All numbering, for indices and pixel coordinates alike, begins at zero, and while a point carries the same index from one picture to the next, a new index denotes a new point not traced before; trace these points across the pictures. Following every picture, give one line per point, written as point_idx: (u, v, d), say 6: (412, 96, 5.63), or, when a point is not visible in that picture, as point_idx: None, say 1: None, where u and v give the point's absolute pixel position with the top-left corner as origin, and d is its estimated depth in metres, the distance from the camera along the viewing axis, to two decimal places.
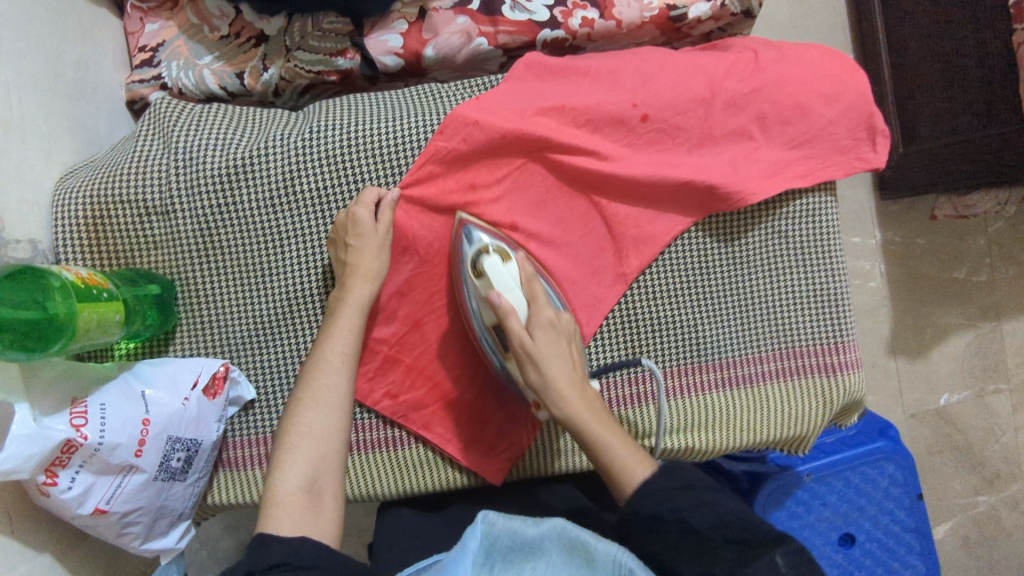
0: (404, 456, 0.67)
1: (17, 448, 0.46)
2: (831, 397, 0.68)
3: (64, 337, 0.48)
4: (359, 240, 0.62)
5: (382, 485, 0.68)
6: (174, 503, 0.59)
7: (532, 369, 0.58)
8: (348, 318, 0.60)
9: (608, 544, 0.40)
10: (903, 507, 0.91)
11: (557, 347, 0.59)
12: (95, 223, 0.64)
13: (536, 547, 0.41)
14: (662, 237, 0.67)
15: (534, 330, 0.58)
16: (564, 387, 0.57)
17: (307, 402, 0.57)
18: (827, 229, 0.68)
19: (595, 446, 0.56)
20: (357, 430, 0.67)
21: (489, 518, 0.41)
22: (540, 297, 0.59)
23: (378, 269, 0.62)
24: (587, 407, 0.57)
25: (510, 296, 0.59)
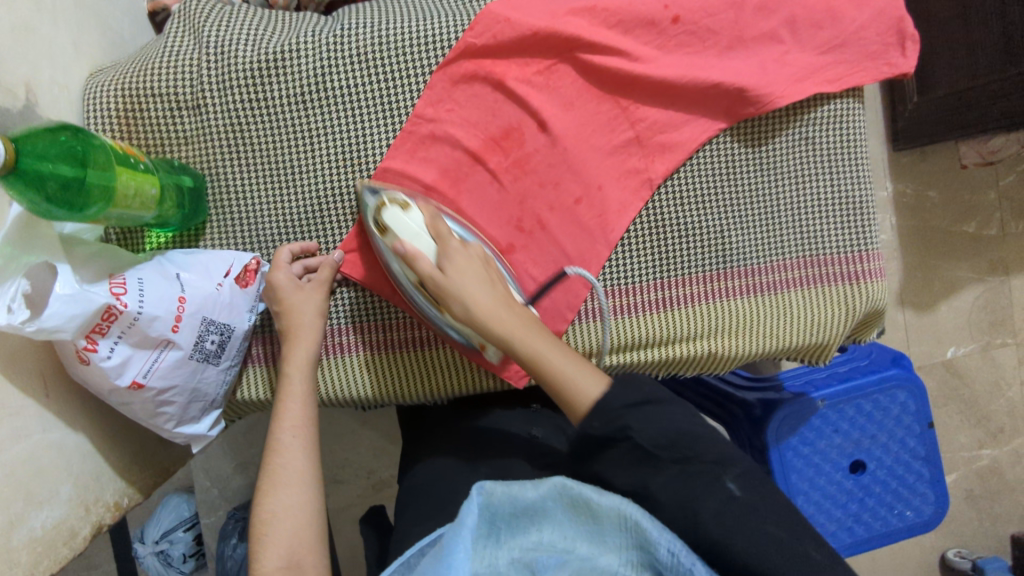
0: (397, 361, 0.68)
1: (60, 307, 0.47)
2: (854, 304, 0.69)
3: (104, 202, 0.49)
4: (285, 305, 0.61)
5: (373, 389, 0.68)
6: (208, 388, 0.59)
7: (451, 297, 0.56)
8: (296, 389, 0.59)
9: (608, 497, 0.43)
10: (913, 435, 0.93)
11: (475, 271, 0.57)
12: (127, 116, 0.64)
13: (538, 509, 0.45)
14: (690, 141, 0.67)
15: (444, 265, 0.57)
16: (485, 308, 0.56)
17: (270, 488, 0.53)
18: (854, 136, 0.69)
19: (543, 369, 0.54)
20: (331, 333, 0.67)
21: (487, 489, 0.44)
22: (447, 233, 0.58)
23: (316, 321, 0.62)
24: (524, 327, 0.55)
25: (415, 241, 0.57)
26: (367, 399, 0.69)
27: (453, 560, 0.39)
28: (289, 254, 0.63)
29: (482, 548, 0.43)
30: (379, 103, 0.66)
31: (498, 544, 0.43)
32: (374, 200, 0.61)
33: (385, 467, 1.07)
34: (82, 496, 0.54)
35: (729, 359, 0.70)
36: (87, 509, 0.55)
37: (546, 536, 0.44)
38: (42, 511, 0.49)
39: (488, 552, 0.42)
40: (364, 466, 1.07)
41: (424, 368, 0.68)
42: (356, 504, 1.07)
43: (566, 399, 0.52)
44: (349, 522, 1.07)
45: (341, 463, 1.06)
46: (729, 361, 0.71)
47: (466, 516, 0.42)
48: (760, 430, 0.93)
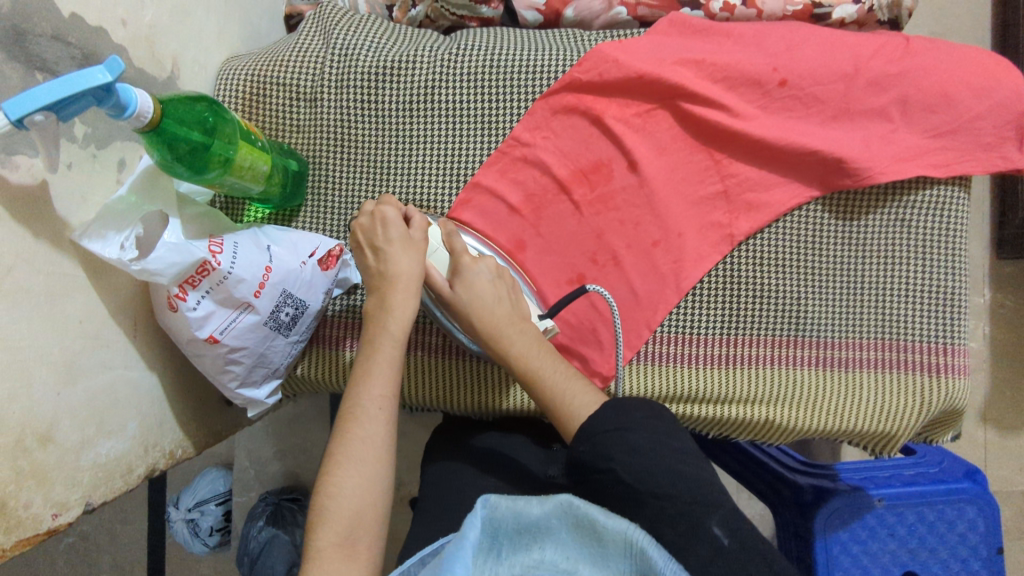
0: (443, 368, 0.70)
1: (165, 252, 0.51)
2: (930, 397, 0.66)
3: (222, 168, 0.53)
4: (388, 245, 0.59)
5: (416, 389, 0.71)
6: (273, 357, 0.62)
7: (461, 314, 0.60)
8: (385, 352, 0.55)
9: (616, 520, 0.39)
10: (977, 557, 0.86)
11: (487, 289, 0.60)
12: (251, 99, 0.70)
13: (542, 527, 0.40)
14: (778, 204, 0.67)
15: (455, 280, 0.61)
16: (490, 323, 0.59)
17: (342, 457, 0.49)
18: (955, 225, 0.67)
19: (534, 380, 0.57)
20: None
21: (490, 502, 0.40)
22: (460, 249, 0.61)
23: (417, 271, 0.58)
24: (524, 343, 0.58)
25: (434, 256, 0.62)
26: (414, 398, 0.71)
27: None
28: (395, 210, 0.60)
29: (481, 565, 0.39)
30: (481, 121, 0.69)
31: (498, 561, 0.39)
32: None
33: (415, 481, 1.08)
34: (144, 437, 0.58)
35: (786, 431, 0.68)
36: (146, 448, 0.58)
37: (548, 556, 0.39)
38: (110, 440, 0.53)
39: (488, 569, 0.38)
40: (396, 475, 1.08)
41: (470, 380, 0.70)
42: None
43: (555, 406, 0.55)
44: None
45: None
46: (785, 433, 0.68)
47: (468, 528, 0.38)
48: (806, 518, 0.88)
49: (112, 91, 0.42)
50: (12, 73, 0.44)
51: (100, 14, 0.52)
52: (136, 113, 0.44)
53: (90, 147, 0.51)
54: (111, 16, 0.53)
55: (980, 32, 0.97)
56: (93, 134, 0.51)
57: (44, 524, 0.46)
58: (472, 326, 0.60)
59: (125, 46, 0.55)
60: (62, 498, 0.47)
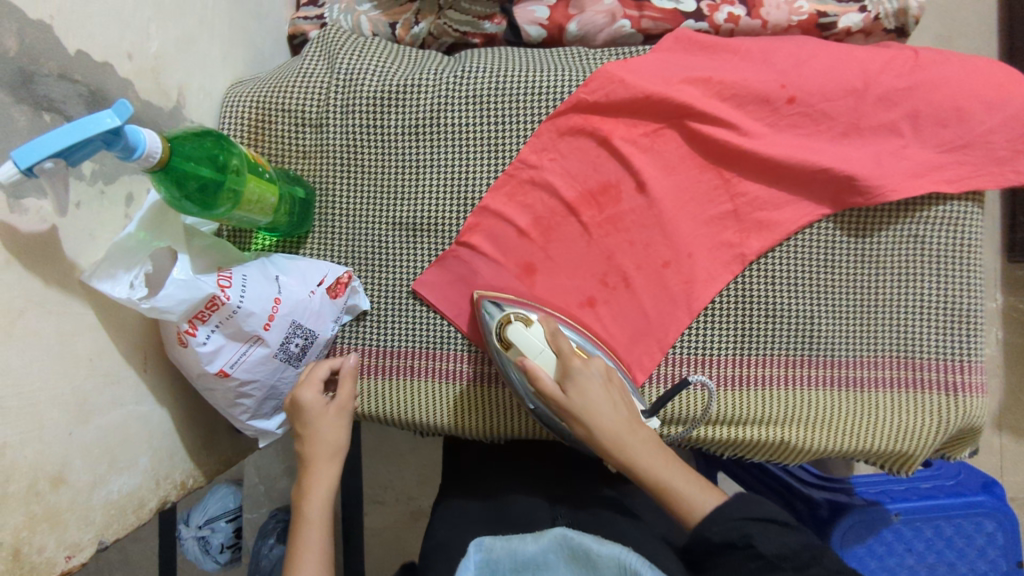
0: (452, 394, 0.69)
1: (173, 288, 0.51)
2: (946, 416, 0.65)
3: (231, 203, 0.53)
4: (309, 424, 0.59)
5: (426, 415, 0.69)
6: (283, 387, 0.62)
7: (577, 422, 0.55)
8: (319, 481, 0.57)
9: (608, 546, 0.41)
10: (997, 571, 0.85)
11: (602, 393, 0.55)
12: (257, 127, 0.69)
13: (540, 563, 0.42)
14: (789, 221, 0.66)
15: (568, 385, 0.55)
16: (608, 429, 0.54)
17: None
18: (968, 240, 0.66)
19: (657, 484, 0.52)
20: (400, 356, 0.69)
21: (485, 544, 0.43)
22: (569, 349, 0.57)
23: (340, 441, 0.60)
24: (641, 445, 0.53)
25: (538, 358, 0.58)
26: (425, 425, 0.70)
27: None
28: (325, 369, 0.62)
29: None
30: (487, 144, 0.69)
31: None
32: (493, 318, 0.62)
33: (425, 497, 1.07)
34: (156, 470, 0.57)
35: (800, 451, 0.67)
36: (158, 481, 0.58)
37: None
38: (122, 477, 0.53)
39: None
40: (406, 490, 1.08)
41: (480, 405, 0.69)
42: (391, 527, 1.08)
43: (675, 504, 0.50)
44: (381, 543, 1.08)
45: (385, 482, 1.08)
46: (799, 454, 0.67)
47: (462, 571, 0.41)
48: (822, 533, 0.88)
49: (121, 132, 0.42)
50: (19, 117, 0.44)
51: (106, 50, 0.51)
52: (145, 154, 0.44)
53: (98, 183, 0.51)
54: (116, 51, 0.53)
55: (989, 35, 0.97)
56: (102, 170, 0.51)
57: (58, 566, 0.45)
58: (590, 433, 0.54)
59: (131, 80, 0.55)
60: (75, 539, 0.47)
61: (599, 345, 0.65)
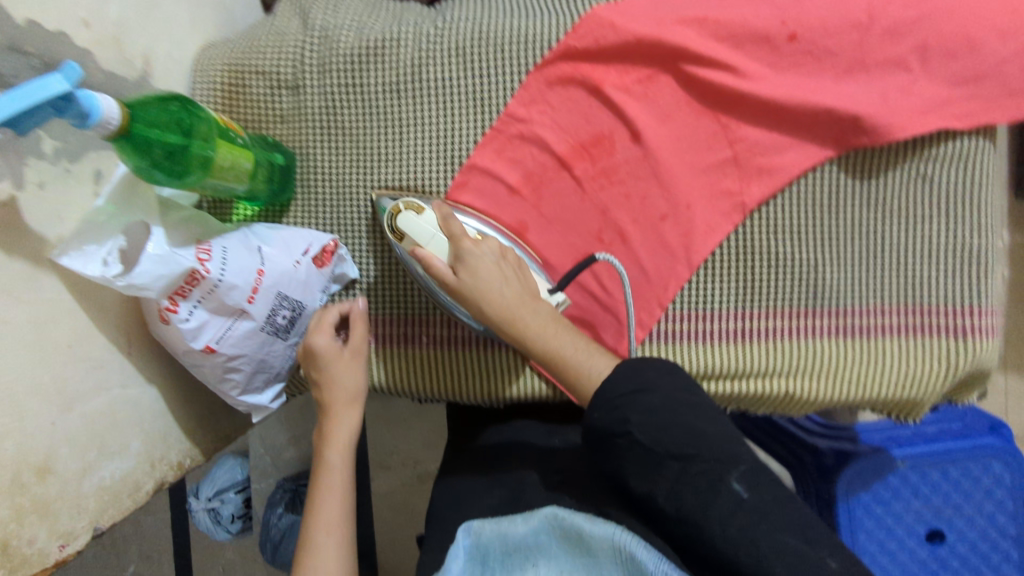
0: (457, 361, 0.67)
1: (150, 265, 0.49)
2: (956, 361, 0.63)
3: (200, 171, 0.50)
4: (328, 369, 0.61)
5: (427, 383, 0.68)
6: (273, 361, 0.61)
7: (469, 302, 0.56)
8: (341, 424, 0.60)
9: (600, 526, 0.43)
10: (1004, 512, 0.84)
11: (492, 271, 0.57)
12: (230, 92, 0.66)
13: (533, 544, 0.45)
14: (792, 167, 0.63)
15: (457, 266, 0.57)
16: (506, 308, 0.56)
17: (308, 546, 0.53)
18: (979, 177, 0.63)
19: (549, 355, 0.56)
20: (403, 325, 0.68)
21: (474, 529, 0.47)
22: (460, 232, 0.58)
23: (359, 386, 0.61)
24: (532, 318, 0.56)
25: (430, 245, 0.58)
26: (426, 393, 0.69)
27: None
28: (336, 313, 0.62)
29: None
30: (472, 99, 0.66)
31: None
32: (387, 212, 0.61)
33: (431, 460, 1.08)
34: (150, 453, 0.56)
35: (807, 403, 0.66)
36: (153, 463, 0.57)
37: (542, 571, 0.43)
38: (113, 462, 0.52)
39: None
40: (411, 454, 1.08)
41: (480, 369, 0.67)
42: (399, 490, 1.08)
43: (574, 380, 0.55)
44: (390, 507, 1.08)
45: (391, 447, 1.08)
46: (806, 405, 0.66)
47: (452, 557, 0.44)
48: (828, 482, 0.88)
49: (71, 97, 0.39)
50: None
51: (58, 17, 0.48)
52: (101, 120, 0.41)
53: (62, 161, 0.48)
54: (70, 16, 0.49)
55: None
56: (65, 147, 0.48)
57: (51, 557, 0.45)
58: (483, 312, 0.56)
59: (89, 48, 0.51)
60: (67, 528, 0.46)
61: (517, 241, 0.64)
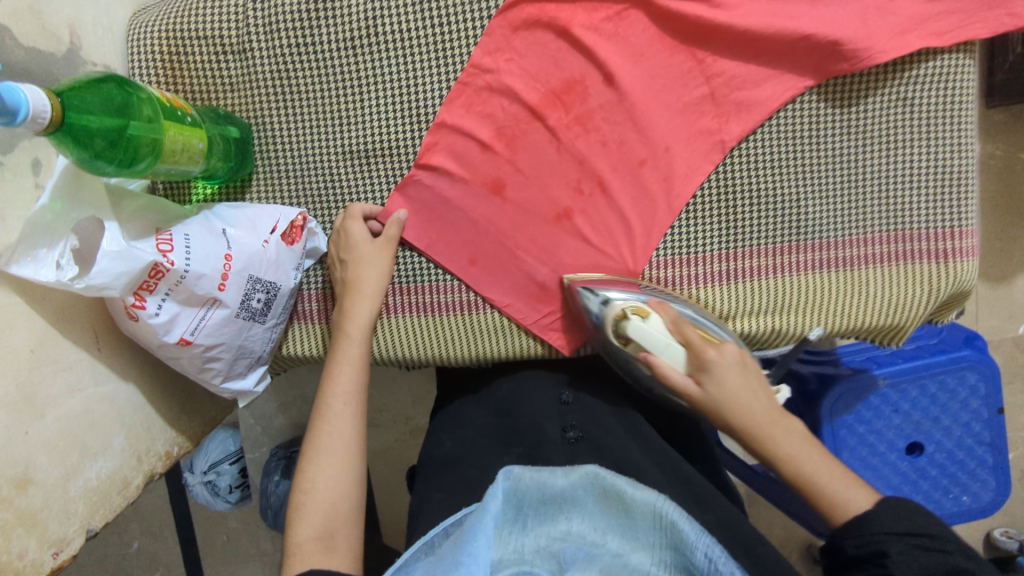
0: (446, 325, 0.65)
1: (107, 264, 0.46)
2: (937, 284, 0.64)
3: (150, 156, 0.46)
4: (352, 257, 0.60)
5: (417, 350, 0.66)
6: (253, 345, 0.59)
7: (714, 415, 0.53)
8: (358, 319, 0.59)
9: (642, 492, 0.44)
10: (979, 420, 0.88)
11: (741, 382, 0.52)
12: (171, 60, 0.61)
13: (568, 497, 0.46)
14: (770, 99, 0.61)
15: (704, 378, 0.52)
16: (765, 424, 0.51)
17: (313, 453, 0.54)
18: (960, 96, 0.61)
19: (777, 459, 0.50)
20: (391, 292, 0.65)
21: (513, 474, 0.45)
22: (697, 339, 0.54)
23: (380, 279, 0.60)
24: (773, 423, 0.51)
25: (666, 351, 0.54)
26: (417, 360, 0.67)
27: (472, 543, 0.40)
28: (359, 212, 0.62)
29: (508, 534, 0.45)
30: (433, 50, 0.61)
31: (525, 530, 0.45)
32: (601, 306, 0.59)
33: (423, 415, 1.08)
34: (135, 447, 0.55)
35: (793, 337, 0.66)
36: (139, 457, 0.56)
37: (574, 526, 0.45)
38: (97, 462, 0.50)
39: (513, 538, 0.45)
40: (403, 411, 1.08)
41: (469, 333, 0.66)
42: (394, 447, 1.09)
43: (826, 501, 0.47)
44: (387, 464, 1.10)
45: (382, 406, 1.08)
46: (792, 339, 0.67)
47: (491, 497, 0.43)
48: (813, 406, 0.90)
49: None
50: None
51: None
52: (32, 116, 0.37)
53: None
54: None
55: None
56: None
57: (45, 565, 0.44)
58: (731, 425, 0.52)
59: (6, 24, 0.46)
60: (59, 534, 0.46)
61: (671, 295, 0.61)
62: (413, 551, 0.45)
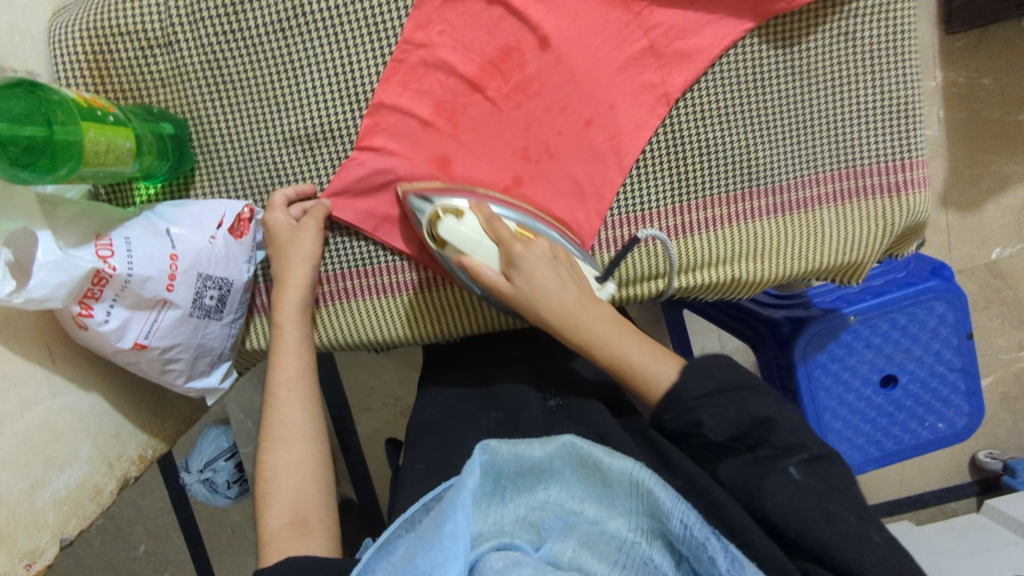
0: (395, 306, 0.65)
1: (46, 275, 0.45)
2: (891, 219, 0.64)
3: (71, 159, 0.45)
4: (279, 250, 0.59)
5: (377, 333, 0.66)
6: (213, 342, 0.58)
7: (522, 308, 0.55)
8: (292, 313, 0.59)
9: (619, 462, 0.45)
10: (950, 347, 0.90)
11: (549, 275, 0.54)
12: (95, 59, 0.59)
13: (546, 467, 0.46)
14: (711, 47, 0.60)
15: (511, 273, 0.54)
16: (559, 311, 0.54)
17: (271, 445, 0.55)
18: (902, 26, 0.61)
19: (592, 348, 0.54)
20: (326, 281, 0.65)
21: (491, 447, 0.45)
22: (507, 236, 0.54)
23: (310, 272, 0.60)
24: (589, 316, 0.55)
25: (477, 251, 0.54)
26: (377, 342, 0.67)
27: (453, 518, 0.40)
28: (283, 198, 0.60)
29: (487, 506, 0.45)
30: (364, 26, 0.60)
31: (504, 502, 0.46)
32: (427, 211, 0.56)
33: (409, 394, 1.09)
34: (104, 454, 0.55)
35: (754, 284, 0.66)
36: (110, 464, 0.56)
37: (552, 496, 0.46)
38: (64, 472, 0.50)
39: (493, 510, 0.45)
40: (389, 392, 1.09)
41: (426, 312, 0.66)
42: (384, 429, 1.10)
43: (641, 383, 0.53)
44: (378, 446, 1.10)
45: (368, 390, 1.08)
46: (754, 286, 0.67)
47: (470, 471, 0.43)
48: (787, 349, 0.91)
49: None
50: None
51: None
52: None
53: None
54: None
55: None
56: None
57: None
58: (540, 317, 0.54)
59: None
60: (32, 545, 0.46)
61: (557, 227, 0.61)
62: (393, 530, 0.46)
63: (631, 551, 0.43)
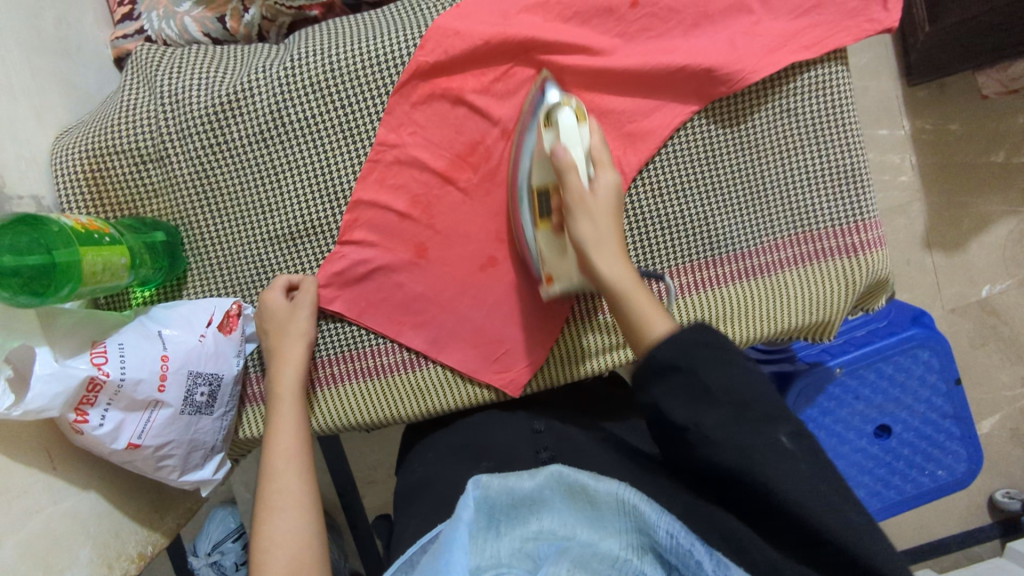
0: (386, 386, 0.68)
1: (43, 386, 0.49)
2: (852, 278, 0.66)
3: (71, 281, 0.49)
4: (276, 330, 0.63)
5: (367, 414, 0.68)
6: (205, 436, 0.61)
7: (574, 220, 0.56)
8: (285, 396, 0.62)
9: (605, 484, 0.43)
10: (939, 394, 0.90)
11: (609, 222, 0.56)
12: (93, 177, 0.64)
13: (536, 499, 0.44)
14: (662, 129, 0.64)
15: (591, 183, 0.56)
16: (599, 247, 0.56)
17: (267, 518, 0.56)
18: (840, 100, 0.65)
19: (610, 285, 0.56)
20: (319, 366, 0.67)
21: (482, 483, 0.43)
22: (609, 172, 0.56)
23: (302, 353, 0.63)
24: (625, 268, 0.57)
25: (575, 150, 0.55)
26: (368, 423, 0.69)
27: (450, 552, 0.38)
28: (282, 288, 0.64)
29: (483, 542, 0.42)
30: (341, 132, 0.65)
31: (499, 536, 0.43)
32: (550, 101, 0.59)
33: None
34: (104, 555, 0.57)
35: None
36: (110, 565, 0.57)
37: (546, 525, 0.43)
38: None
39: (489, 544, 0.42)
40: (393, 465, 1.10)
41: (411, 391, 0.68)
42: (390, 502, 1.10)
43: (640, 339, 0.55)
44: None
45: (372, 464, 1.09)
46: None
47: (464, 508, 0.41)
48: None
49: None
50: None
51: None
52: None
53: None
54: None
55: None
56: None
57: None
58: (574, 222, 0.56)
59: None
60: None
61: None
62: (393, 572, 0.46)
63: (624, 568, 0.40)
